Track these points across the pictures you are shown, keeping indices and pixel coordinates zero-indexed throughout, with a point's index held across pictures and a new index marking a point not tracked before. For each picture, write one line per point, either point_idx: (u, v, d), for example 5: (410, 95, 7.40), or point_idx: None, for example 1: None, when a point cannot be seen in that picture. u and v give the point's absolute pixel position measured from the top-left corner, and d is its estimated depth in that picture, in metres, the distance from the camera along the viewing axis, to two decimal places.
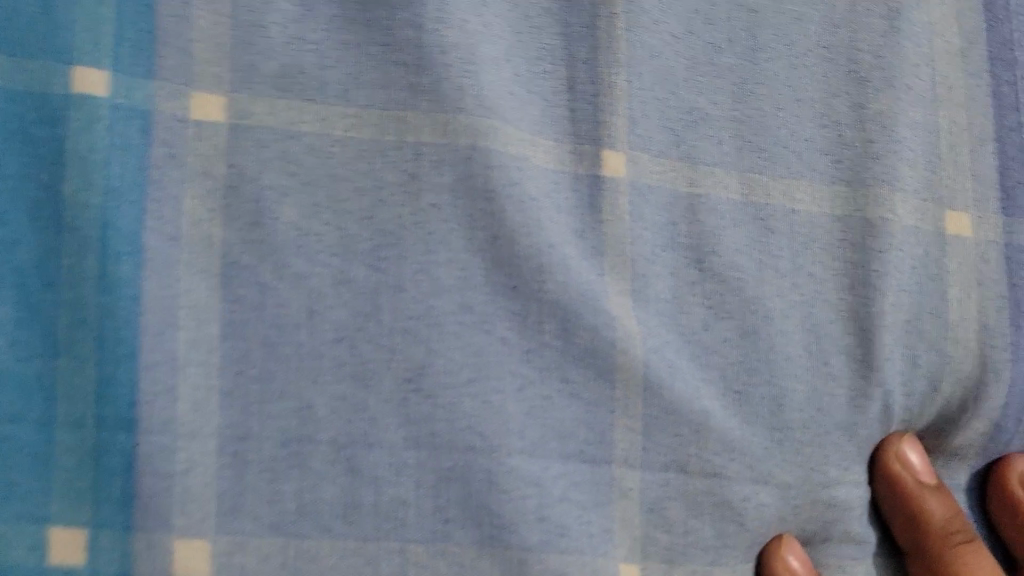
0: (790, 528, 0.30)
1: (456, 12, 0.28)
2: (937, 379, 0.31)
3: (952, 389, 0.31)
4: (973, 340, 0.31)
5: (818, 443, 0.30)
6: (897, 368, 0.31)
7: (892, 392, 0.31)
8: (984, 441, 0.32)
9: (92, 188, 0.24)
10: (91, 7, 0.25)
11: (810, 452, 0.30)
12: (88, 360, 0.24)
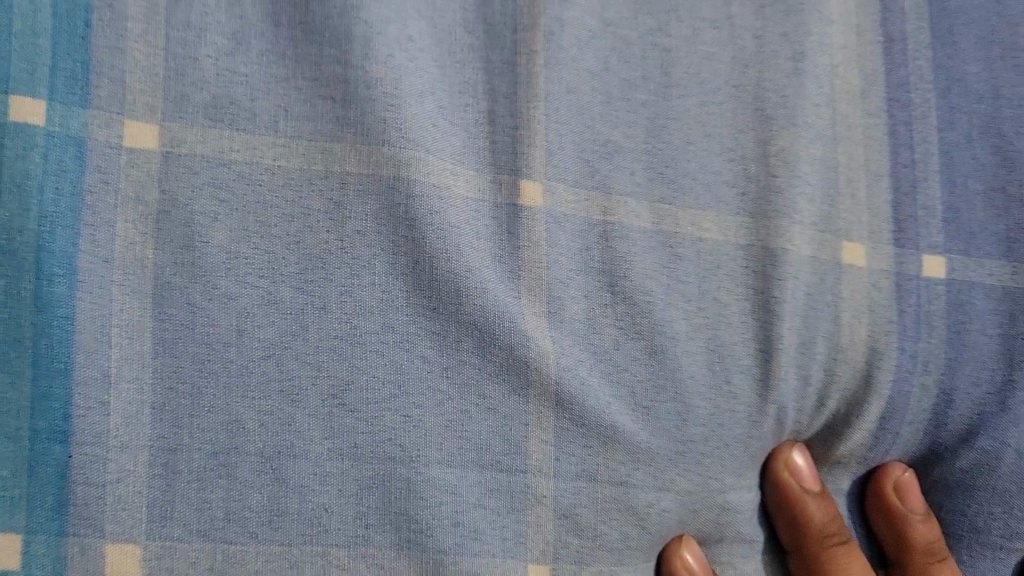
0: (689, 530, 0.33)
1: (383, 50, 0.30)
2: (825, 395, 0.34)
3: (837, 405, 0.34)
4: (862, 360, 0.34)
5: (716, 454, 0.32)
6: (792, 384, 0.33)
7: (785, 406, 0.33)
8: (864, 450, 0.35)
9: (28, 215, 0.26)
10: (28, 49, 0.27)
11: (709, 463, 0.32)
12: (22, 375, 0.26)
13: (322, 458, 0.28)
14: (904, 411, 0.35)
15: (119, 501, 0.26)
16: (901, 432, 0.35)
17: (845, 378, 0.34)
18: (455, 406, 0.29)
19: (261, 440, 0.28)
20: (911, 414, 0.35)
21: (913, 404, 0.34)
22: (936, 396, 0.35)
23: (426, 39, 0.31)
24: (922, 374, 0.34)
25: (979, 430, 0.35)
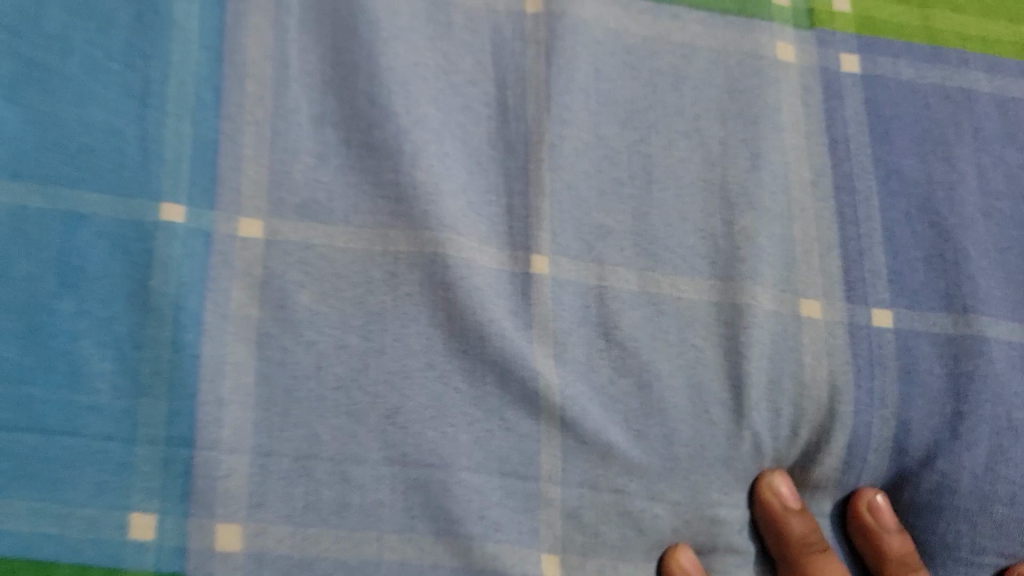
0: (683, 538, 0.39)
1: (425, 161, 0.40)
2: (797, 426, 0.41)
3: (809, 434, 0.41)
4: (825, 396, 0.41)
5: (701, 472, 0.39)
6: (765, 416, 0.40)
7: (760, 434, 0.40)
8: (839, 475, 0.41)
9: (170, 283, 0.37)
10: (173, 169, 0.38)
11: (695, 478, 0.39)
12: (161, 398, 0.36)
13: (378, 463, 0.37)
14: (869, 440, 0.41)
15: (228, 490, 0.36)
16: (870, 458, 0.41)
17: (812, 411, 0.41)
18: (481, 424, 0.38)
19: (332, 449, 0.36)
20: (876, 441, 0.41)
21: (877, 434, 0.41)
22: (896, 428, 0.41)
23: (458, 153, 0.41)
24: (880, 408, 0.41)
25: (936, 455, 0.40)
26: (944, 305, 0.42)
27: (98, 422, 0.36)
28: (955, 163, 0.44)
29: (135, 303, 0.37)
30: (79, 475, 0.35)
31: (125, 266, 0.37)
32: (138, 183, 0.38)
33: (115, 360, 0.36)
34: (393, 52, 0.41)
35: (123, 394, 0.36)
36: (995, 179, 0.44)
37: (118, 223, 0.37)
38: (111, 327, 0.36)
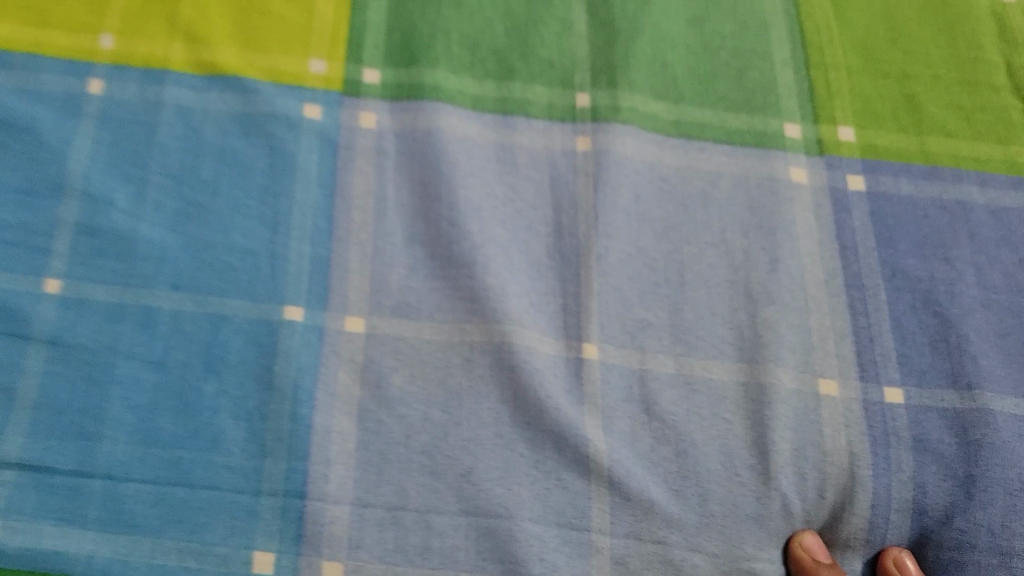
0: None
1: (494, 269, 0.49)
2: (823, 489, 0.46)
3: (835, 496, 0.46)
4: (846, 462, 0.46)
5: (736, 526, 0.45)
6: (792, 479, 0.46)
7: (788, 494, 0.45)
8: (866, 533, 0.46)
9: (290, 368, 0.47)
10: (295, 281, 0.49)
11: (731, 532, 0.44)
12: (281, 459, 0.45)
13: (455, 513, 0.44)
14: (890, 500, 0.46)
15: (333, 534, 0.43)
16: (892, 518, 0.46)
17: (834, 475, 0.46)
18: (541, 483, 0.45)
19: (418, 500, 0.44)
20: (896, 501, 0.46)
21: (896, 495, 0.46)
22: (913, 491, 0.46)
23: (521, 261, 0.50)
24: (897, 472, 0.46)
25: (953, 514, 0.45)
26: (950, 383, 0.48)
27: (231, 478, 0.44)
28: (954, 262, 0.51)
29: (263, 384, 0.46)
30: (216, 520, 0.44)
31: (257, 355, 0.47)
32: (267, 292, 0.49)
33: (246, 429, 0.45)
34: (468, 185, 0.51)
35: (251, 456, 0.45)
36: (991, 276, 0.51)
37: (253, 322, 0.48)
38: (244, 402, 0.46)
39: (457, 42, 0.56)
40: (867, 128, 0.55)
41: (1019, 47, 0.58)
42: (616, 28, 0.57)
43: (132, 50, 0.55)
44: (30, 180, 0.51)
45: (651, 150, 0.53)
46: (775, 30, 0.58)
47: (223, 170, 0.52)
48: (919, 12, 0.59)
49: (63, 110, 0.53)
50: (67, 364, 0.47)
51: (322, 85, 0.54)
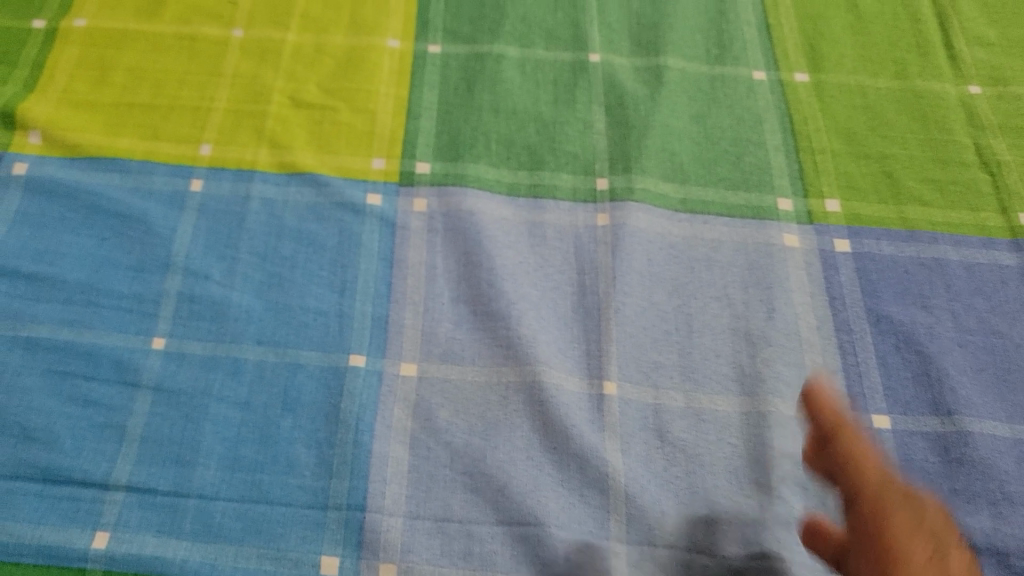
0: None
1: (526, 321, 0.57)
2: (822, 498, 0.51)
3: (835, 503, 0.51)
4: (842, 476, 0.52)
5: (743, 529, 0.50)
6: (793, 490, 0.51)
7: (790, 502, 0.51)
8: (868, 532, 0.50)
9: (353, 405, 0.55)
10: (359, 335, 0.58)
11: (739, 535, 0.50)
12: (345, 478, 0.53)
13: (493, 523, 0.51)
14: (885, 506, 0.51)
15: (388, 541, 0.51)
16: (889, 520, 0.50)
17: (834, 489, 0.52)
18: (567, 497, 0.52)
19: (461, 513, 0.51)
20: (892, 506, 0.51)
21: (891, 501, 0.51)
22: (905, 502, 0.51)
23: (550, 315, 0.58)
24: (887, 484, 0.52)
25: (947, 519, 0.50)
26: (932, 411, 0.54)
27: (303, 495, 0.52)
28: (932, 310, 0.58)
29: (331, 417, 0.55)
30: (291, 530, 0.51)
31: (326, 394, 0.56)
32: (335, 344, 0.58)
33: (316, 453, 0.54)
34: (504, 255, 0.61)
35: (320, 476, 0.53)
36: (967, 320, 0.57)
37: (323, 368, 0.57)
38: (315, 433, 0.54)
39: (496, 141, 0.67)
40: (852, 200, 0.63)
41: (985, 130, 0.66)
42: (630, 126, 0.67)
43: (226, 155, 0.67)
44: (143, 261, 0.62)
45: (661, 223, 0.62)
46: (767, 122, 0.67)
47: (300, 248, 0.62)
48: (895, 104, 0.68)
49: (171, 205, 0.65)
50: (168, 405, 0.56)
51: (382, 178, 0.65)
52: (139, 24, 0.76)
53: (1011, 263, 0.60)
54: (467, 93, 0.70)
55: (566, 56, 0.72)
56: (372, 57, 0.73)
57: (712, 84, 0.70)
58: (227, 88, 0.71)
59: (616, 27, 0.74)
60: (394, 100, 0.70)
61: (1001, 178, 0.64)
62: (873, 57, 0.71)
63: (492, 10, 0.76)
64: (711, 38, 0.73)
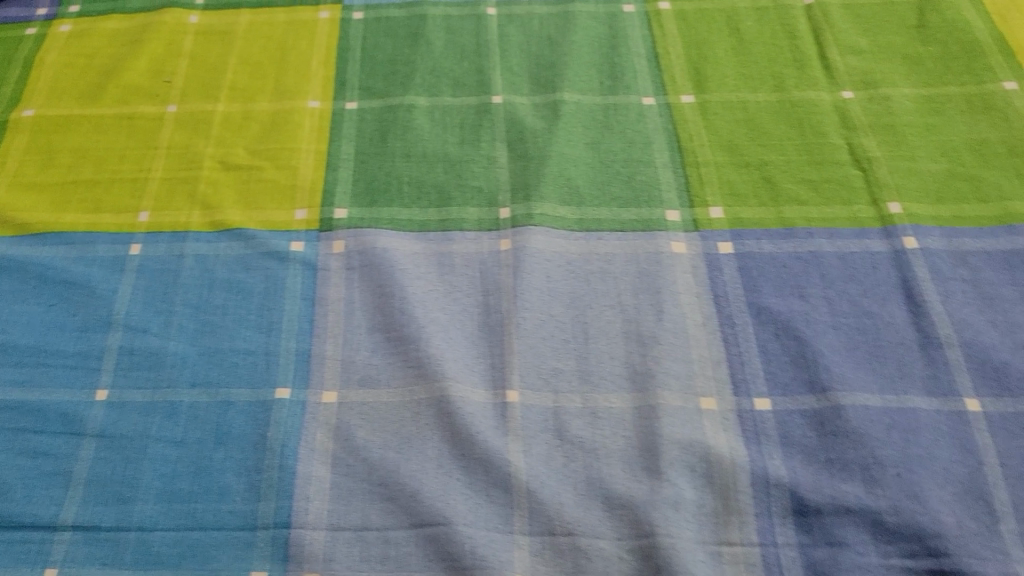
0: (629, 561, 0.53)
1: (435, 342, 0.62)
2: (709, 477, 0.55)
3: (721, 480, 0.55)
4: (726, 455, 0.56)
5: (635, 511, 0.54)
6: (681, 473, 0.56)
7: (678, 484, 0.55)
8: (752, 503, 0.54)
9: (279, 433, 0.60)
10: (284, 369, 0.63)
11: (631, 517, 0.54)
12: (272, 499, 0.57)
13: (406, 527, 0.55)
14: (766, 479, 0.55)
15: (310, 553, 0.55)
16: (770, 491, 0.54)
17: (720, 467, 0.56)
18: (474, 499, 0.56)
19: (377, 523, 0.56)
20: (772, 478, 0.55)
21: (771, 474, 0.55)
22: (785, 473, 0.55)
23: (458, 335, 0.63)
24: (768, 459, 0.56)
25: (823, 485, 0.54)
26: (809, 390, 0.58)
27: (234, 518, 0.57)
28: (809, 298, 0.62)
29: (259, 445, 0.59)
30: (223, 551, 0.55)
31: (254, 425, 0.60)
32: (262, 380, 0.63)
33: (245, 479, 0.58)
34: (415, 285, 0.66)
35: (249, 500, 0.57)
36: (841, 304, 0.62)
37: (251, 403, 0.62)
38: (244, 461, 0.59)
39: (408, 184, 0.73)
40: (735, 206, 0.68)
41: (856, 130, 0.72)
42: (530, 158, 0.73)
43: (162, 220, 0.73)
44: (87, 322, 0.67)
45: (559, 242, 0.67)
46: (656, 143, 0.73)
47: (229, 296, 0.67)
48: (773, 115, 0.73)
49: (113, 269, 0.70)
50: (111, 450, 0.60)
51: (304, 226, 0.71)
52: (83, 110, 0.82)
53: (882, 249, 0.64)
54: (381, 142, 0.76)
55: (471, 100, 0.78)
56: (294, 118, 0.79)
57: (605, 113, 0.76)
58: (162, 159, 0.77)
59: (517, 70, 0.80)
60: (315, 156, 0.76)
61: (872, 172, 0.69)
62: (753, 74, 0.77)
63: (403, 65, 0.82)
64: (604, 72, 0.79)
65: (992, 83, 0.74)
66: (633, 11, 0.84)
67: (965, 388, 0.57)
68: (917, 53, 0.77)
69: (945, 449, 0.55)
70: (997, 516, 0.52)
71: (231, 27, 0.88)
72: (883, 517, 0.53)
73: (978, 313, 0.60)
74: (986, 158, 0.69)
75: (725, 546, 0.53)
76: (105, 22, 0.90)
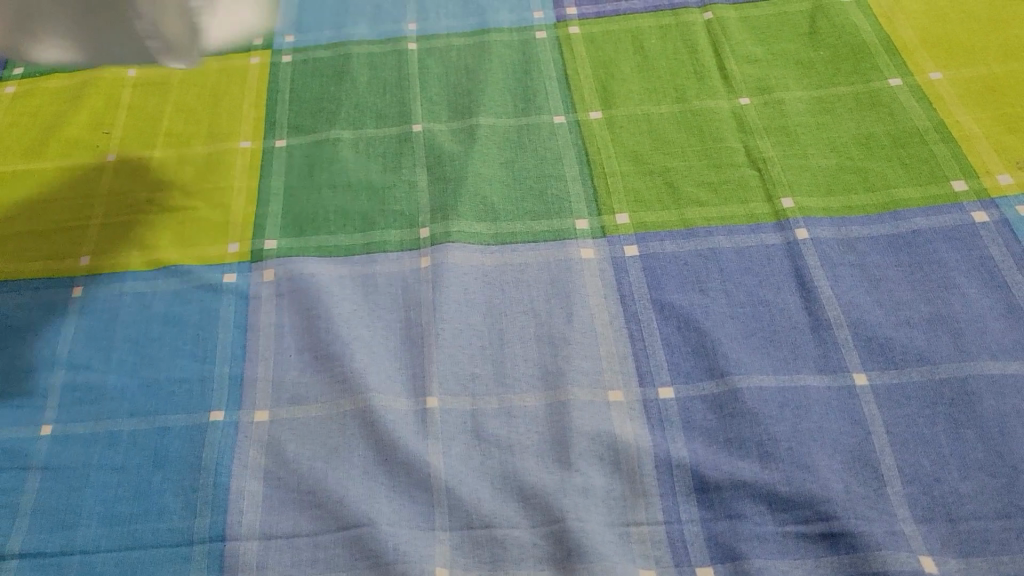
0: (543, 546, 0.56)
1: (360, 357, 0.66)
2: (617, 463, 0.59)
3: (628, 466, 0.59)
4: (633, 442, 0.59)
5: (547, 500, 0.58)
6: (591, 462, 0.59)
7: (587, 472, 0.59)
8: (657, 485, 0.58)
9: (214, 453, 0.63)
10: (218, 393, 0.66)
11: (545, 506, 0.57)
12: (207, 515, 0.60)
13: (334, 531, 0.58)
14: (669, 461, 0.58)
15: (245, 560, 0.58)
16: (673, 473, 0.58)
17: (628, 453, 0.59)
18: (397, 501, 0.59)
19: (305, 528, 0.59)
20: (674, 460, 0.58)
21: (674, 456, 0.59)
22: (687, 454, 0.59)
23: (382, 349, 0.67)
24: (671, 443, 0.59)
25: (722, 463, 0.58)
26: (708, 376, 0.62)
27: (172, 536, 0.59)
28: (708, 291, 0.66)
29: (195, 466, 0.62)
30: (162, 567, 0.58)
31: (190, 447, 0.63)
32: (197, 404, 0.66)
33: (182, 498, 0.61)
34: (341, 306, 0.70)
35: (185, 517, 0.60)
36: (738, 296, 0.66)
37: (187, 426, 0.65)
38: (180, 481, 0.62)
39: (334, 213, 0.77)
40: (639, 211, 0.72)
41: (752, 133, 0.76)
42: (448, 180, 0.77)
43: (102, 262, 0.76)
44: (31, 362, 0.70)
45: (475, 257, 0.71)
46: (567, 159, 0.77)
47: (166, 329, 0.70)
48: (675, 125, 0.78)
49: (55, 311, 0.73)
50: (55, 480, 0.63)
51: (236, 259, 0.75)
52: (26, 165, 0.85)
53: (776, 242, 0.69)
54: (309, 175, 0.80)
55: (393, 130, 0.83)
56: (228, 159, 0.83)
57: (519, 133, 0.80)
58: (102, 205, 0.81)
59: (436, 99, 0.85)
60: (248, 192, 0.80)
61: (767, 171, 0.73)
62: (656, 88, 0.82)
63: (329, 101, 0.87)
64: (517, 95, 0.84)
65: (878, 80, 0.78)
66: (545, 37, 0.89)
67: (853, 364, 0.61)
68: (809, 59, 0.82)
69: (834, 421, 0.59)
70: (883, 479, 0.56)
71: (167, 77, 0.92)
72: (777, 488, 0.56)
73: (864, 294, 0.65)
74: (873, 150, 0.73)
75: (632, 527, 0.56)
76: (47, 81, 0.93)
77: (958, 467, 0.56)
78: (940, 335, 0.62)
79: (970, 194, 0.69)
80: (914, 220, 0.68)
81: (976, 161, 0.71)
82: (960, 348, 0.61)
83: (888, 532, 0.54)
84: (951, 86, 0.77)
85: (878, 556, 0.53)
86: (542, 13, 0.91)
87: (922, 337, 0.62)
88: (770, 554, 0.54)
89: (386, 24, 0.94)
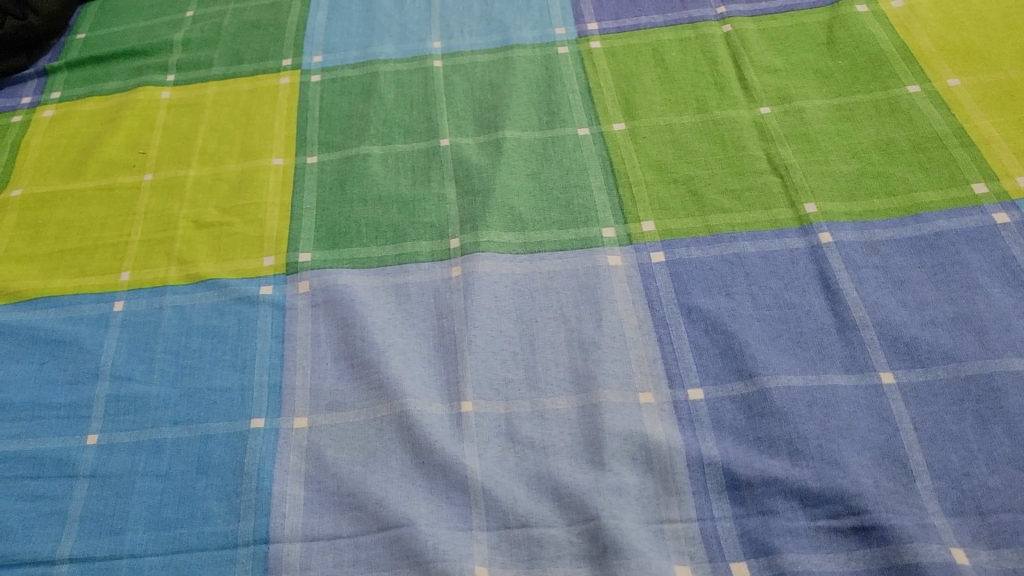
0: (579, 544, 0.57)
1: (395, 363, 0.68)
2: (649, 463, 0.60)
3: (660, 465, 0.60)
4: (664, 442, 0.61)
5: (582, 499, 0.59)
6: (625, 462, 0.60)
7: (621, 472, 0.60)
8: (689, 484, 0.59)
9: (255, 459, 0.65)
10: (258, 402, 0.68)
11: (579, 505, 0.59)
12: (251, 518, 0.62)
13: (374, 532, 0.60)
14: (701, 460, 0.60)
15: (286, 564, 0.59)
16: (705, 471, 0.59)
17: (660, 452, 0.60)
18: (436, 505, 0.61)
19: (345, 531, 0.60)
20: (706, 459, 0.60)
21: (706, 455, 0.60)
22: (718, 453, 0.60)
23: (417, 357, 0.69)
24: (702, 443, 0.60)
25: (752, 461, 0.59)
26: (737, 377, 0.63)
27: (217, 538, 0.61)
28: (734, 295, 0.68)
29: (237, 471, 0.64)
30: (208, 569, 0.60)
31: (232, 453, 0.65)
32: (238, 412, 0.67)
33: (226, 503, 0.63)
34: (375, 315, 0.71)
35: (230, 520, 0.62)
36: (764, 299, 0.67)
37: (229, 433, 0.66)
38: (224, 487, 0.64)
39: (365, 225, 0.79)
40: (664, 219, 0.74)
41: (774, 141, 0.78)
42: (477, 192, 0.79)
43: (141, 277, 0.78)
44: (77, 375, 0.72)
45: (505, 265, 0.73)
46: (592, 169, 0.79)
47: (205, 340, 0.72)
48: (697, 134, 0.80)
49: (98, 325, 0.75)
50: (102, 487, 0.65)
51: (272, 272, 0.77)
52: (67, 186, 0.88)
53: (800, 245, 0.70)
54: (341, 190, 0.82)
55: (421, 145, 0.85)
56: (261, 176, 0.85)
57: (544, 146, 0.82)
58: (140, 222, 0.83)
59: (462, 114, 0.87)
60: (282, 208, 0.82)
61: (789, 178, 0.75)
62: (677, 100, 0.83)
63: (358, 118, 0.89)
64: (542, 109, 0.85)
65: (897, 87, 0.80)
66: (567, 51, 0.91)
67: (879, 363, 0.62)
68: (827, 68, 0.83)
69: (862, 419, 0.60)
70: (912, 474, 0.57)
71: (200, 99, 0.94)
72: (808, 484, 0.57)
73: (889, 295, 0.66)
74: (893, 155, 0.75)
75: (666, 524, 0.58)
76: (83, 105, 0.96)
77: (986, 461, 0.57)
78: (965, 334, 0.63)
79: (991, 195, 0.70)
80: (936, 222, 0.70)
81: (996, 164, 0.72)
82: (985, 345, 0.62)
83: (919, 525, 0.55)
84: (969, 92, 0.78)
85: (910, 548, 0.54)
86: (563, 29, 0.93)
87: (948, 335, 0.63)
88: (802, 548, 0.55)
89: (411, 43, 0.96)
